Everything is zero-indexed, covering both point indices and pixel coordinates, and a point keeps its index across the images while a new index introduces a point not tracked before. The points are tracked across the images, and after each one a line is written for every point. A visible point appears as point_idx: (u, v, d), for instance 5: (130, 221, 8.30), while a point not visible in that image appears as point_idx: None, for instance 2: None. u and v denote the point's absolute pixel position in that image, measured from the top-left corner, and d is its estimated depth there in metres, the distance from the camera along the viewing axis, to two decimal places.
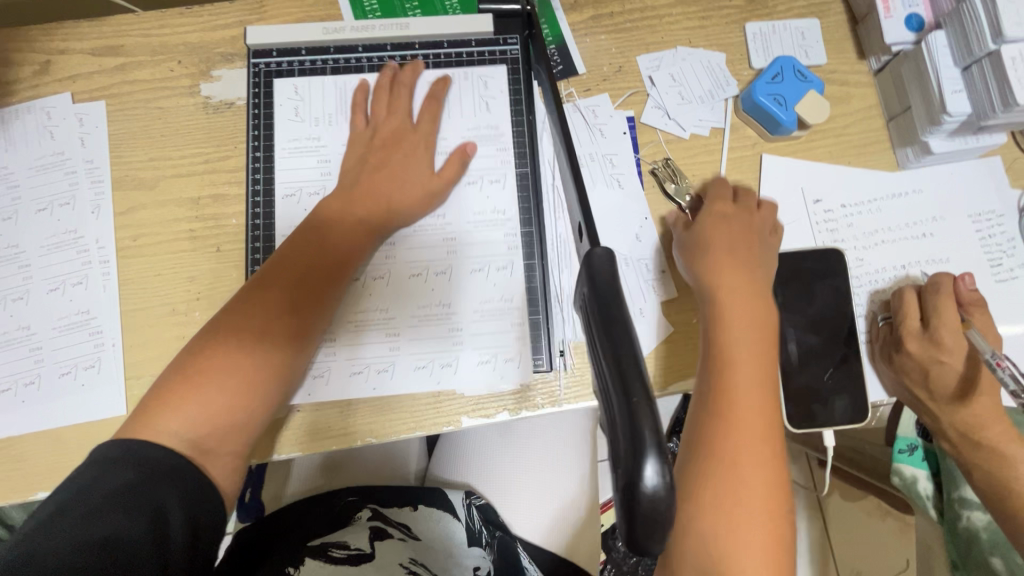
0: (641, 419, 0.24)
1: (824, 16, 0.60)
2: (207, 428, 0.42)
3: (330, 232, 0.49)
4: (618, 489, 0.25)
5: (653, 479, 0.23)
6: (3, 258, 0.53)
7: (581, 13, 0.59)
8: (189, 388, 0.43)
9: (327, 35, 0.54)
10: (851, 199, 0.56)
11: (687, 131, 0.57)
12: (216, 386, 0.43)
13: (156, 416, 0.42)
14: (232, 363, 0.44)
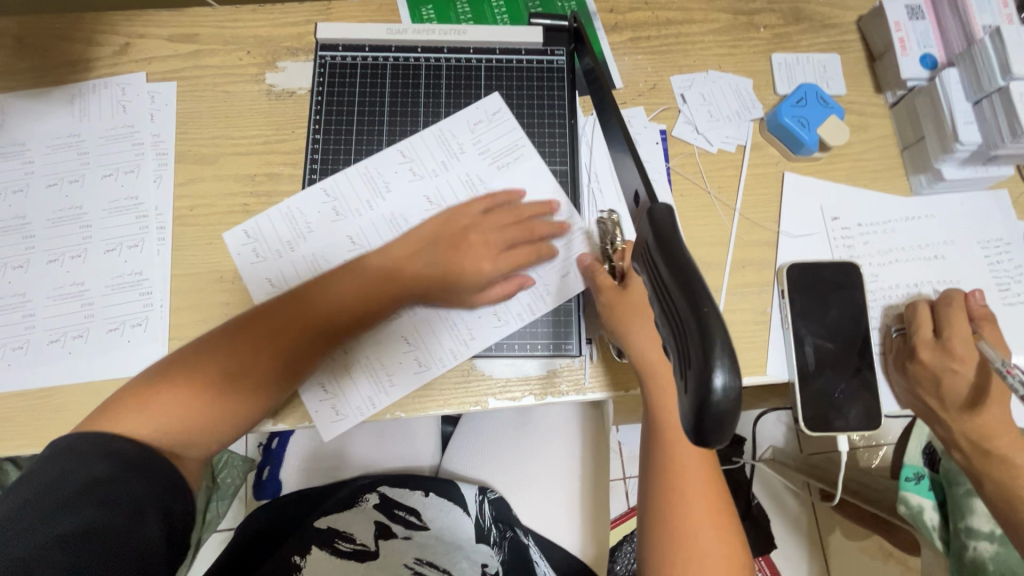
0: (709, 319, 0.21)
1: (844, 52, 0.65)
2: (173, 433, 0.43)
3: (332, 301, 0.49)
4: (680, 402, 0.22)
5: (722, 384, 0.20)
6: (65, 217, 0.56)
7: (621, 34, 0.64)
8: (163, 396, 0.44)
9: (391, 35, 0.59)
10: (867, 218, 0.60)
11: (714, 146, 0.61)
12: (187, 396, 0.44)
13: (126, 415, 0.43)
14: (201, 401, 0.45)
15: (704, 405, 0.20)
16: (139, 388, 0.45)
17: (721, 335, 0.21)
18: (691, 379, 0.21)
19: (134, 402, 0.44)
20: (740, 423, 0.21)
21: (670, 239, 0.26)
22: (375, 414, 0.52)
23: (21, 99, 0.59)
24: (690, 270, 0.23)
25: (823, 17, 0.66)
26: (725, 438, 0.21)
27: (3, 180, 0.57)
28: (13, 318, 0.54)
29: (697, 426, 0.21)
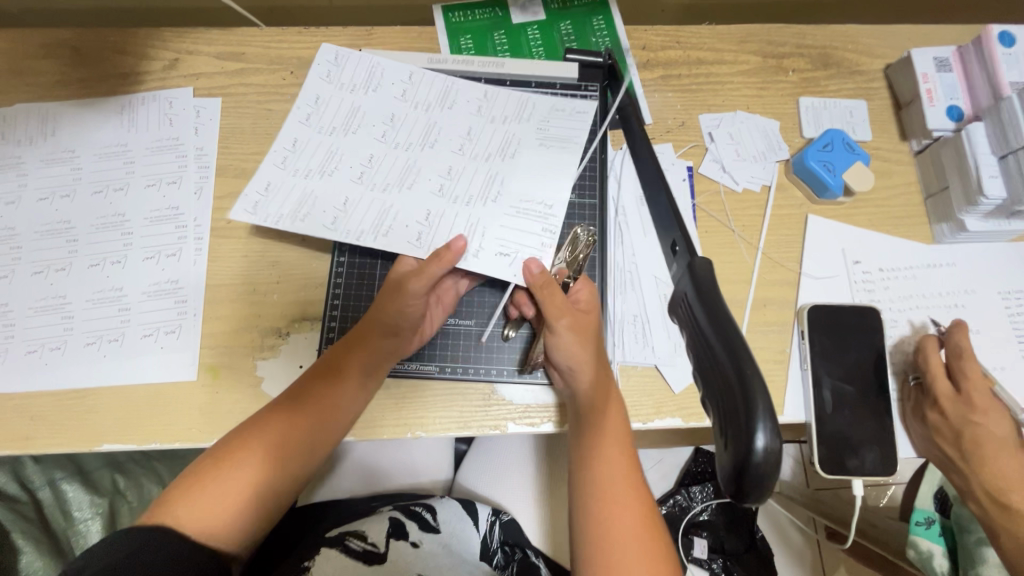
0: (752, 381, 0.22)
1: (871, 99, 0.66)
2: (216, 511, 0.45)
3: (355, 375, 0.51)
4: (721, 457, 0.23)
5: (764, 445, 0.21)
6: (108, 223, 0.58)
7: (652, 72, 0.66)
8: (214, 479, 0.46)
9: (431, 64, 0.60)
10: (888, 264, 0.60)
11: (740, 185, 0.62)
12: (230, 474, 0.47)
13: (178, 503, 0.45)
14: (263, 479, 0.48)
15: (744, 463, 0.21)
16: (186, 482, 0.46)
17: (763, 398, 0.22)
18: (733, 437, 0.22)
19: (187, 492, 0.46)
20: (779, 482, 0.22)
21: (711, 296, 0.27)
22: (397, 431, 0.54)
23: (73, 108, 0.61)
24: (733, 330, 0.25)
25: (851, 64, 0.67)
26: (763, 494, 0.22)
27: (52, 185, 0.59)
28: (53, 319, 0.55)
29: (736, 482, 0.22)
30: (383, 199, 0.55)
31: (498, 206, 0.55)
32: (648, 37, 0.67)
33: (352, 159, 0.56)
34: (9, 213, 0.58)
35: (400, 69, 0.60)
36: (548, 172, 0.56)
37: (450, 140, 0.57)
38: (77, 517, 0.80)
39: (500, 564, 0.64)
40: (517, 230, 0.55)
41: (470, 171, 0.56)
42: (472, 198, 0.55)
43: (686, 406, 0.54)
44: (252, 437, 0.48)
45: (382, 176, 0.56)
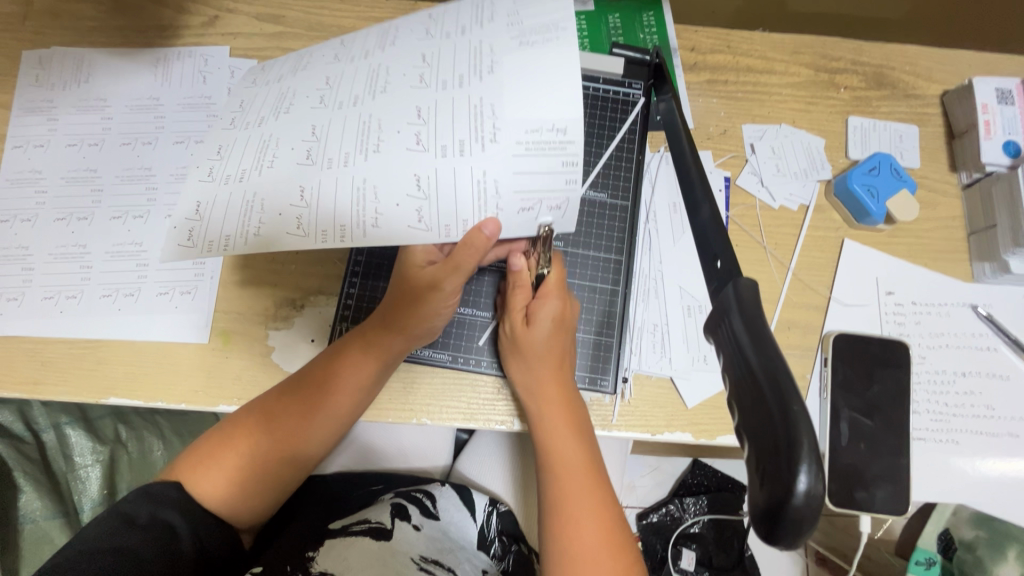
0: (796, 416, 0.21)
1: (923, 125, 0.64)
2: (224, 483, 0.49)
3: (354, 364, 0.50)
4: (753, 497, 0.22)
5: (806, 488, 0.20)
6: (134, 176, 0.57)
7: (698, 74, 0.64)
8: (222, 454, 0.50)
9: None
10: (922, 298, 0.58)
11: (776, 201, 0.60)
12: (234, 450, 0.50)
13: (193, 473, 0.49)
14: (260, 455, 0.50)
15: (781, 505, 0.20)
16: (198, 458, 0.50)
17: (807, 434, 0.20)
18: (770, 475, 0.21)
19: (201, 462, 0.50)
20: (816, 529, 0.20)
21: (750, 313, 0.26)
22: (402, 416, 0.54)
23: (109, 57, 0.61)
24: (775, 358, 0.23)
25: (906, 86, 0.65)
26: (798, 539, 0.20)
27: (80, 132, 0.58)
28: (71, 268, 0.55)
29: (768, 524, 0.20)
30: (357, 172, 0.44)
31: (495, 136, 0.42)
32: (698, 38, 0.65)
33: (293, 142, 0.45)
34: (37, 156, 0.58)
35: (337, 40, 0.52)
36: (546, 76, 0.42)
37: (413, 77, 0.46)
38: (78, 462, 0.81)
39: (498, 554, 0.64)
40: (532, 173, 0.43)
41: (446, 103, 0.43)
42: (459, 139, 0.43)
43: (697, 421, 0.53)
44: (251, 425, 0.50)
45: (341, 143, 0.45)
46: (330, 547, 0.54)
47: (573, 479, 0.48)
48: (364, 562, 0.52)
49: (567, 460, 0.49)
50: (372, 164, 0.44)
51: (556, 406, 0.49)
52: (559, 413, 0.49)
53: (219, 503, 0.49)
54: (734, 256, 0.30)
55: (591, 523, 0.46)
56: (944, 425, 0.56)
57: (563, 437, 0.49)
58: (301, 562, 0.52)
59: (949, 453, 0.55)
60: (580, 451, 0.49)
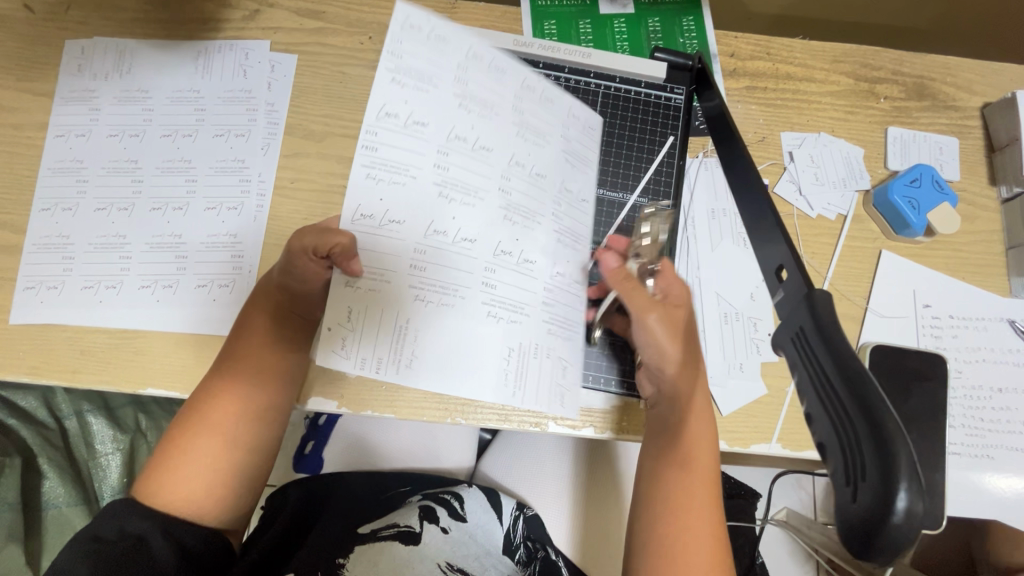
0: (893, 437, 0.24)
1: (964, 138, 0.63)
2: (205, 478, 0.48)
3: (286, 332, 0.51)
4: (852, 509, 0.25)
5: (905, 503, 0.23)
6: (174, 168, 0.58)
7: (738, 81, 0.63)
8: (190, 452, 0.48)
9: (517, 47, 0.56)
10: (959, 312, 0.58)
11: (814, 210, 0.60)
12: (202, 444, 0.48)
13: (163, 486, 0.47)
14: (230, 437, 0.49)
15: (884, 520, 0.24)
16: (159, 470, 0.48)
17: (905, 453, 0.24)
18: (872, 492, 0.24)
19: (165, 471, 0.47)
20: (914, 542, 0.24)
21: (830, 336, 0.29)
22: (437, 416, 0.53)
23: (151, 48, 0.61)
24: (862, 381, 0.26)
25: (946, 97, 0.64)
26: (896, 553, 0.24)
27: (122, 123, 0.59)
28: (112, 258, 0.55)
29: (867, 537, 0.24)
30: (398, 210, 0.48)
31: (524, 292, 0.51)
32: (737, 44, 0.65)
33: (405, 150, 0.49)
34: (79, 146, 0.58)
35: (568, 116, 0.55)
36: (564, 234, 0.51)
37: (517, 193, 0.52)
38: (99, 450, 0.80)
39: (523, 560, 0.63)
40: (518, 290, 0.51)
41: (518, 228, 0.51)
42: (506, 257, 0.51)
43: (732, 430, 0.53)
44: (193, 418, 0.49)
45: (428, 190, 0.49)
46: (359, 553, 0.56)
47: (689, 476, 0.47)
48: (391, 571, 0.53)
49: (687, 454, 0.47)
50: (427, 219, 0.49)
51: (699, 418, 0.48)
52: (702, 425, 0.48)
53: (192, 506, 0.47)
54: (804, 272, 0.34)
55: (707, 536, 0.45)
56: (980, 441, 0.55)
57: (689, 431, 0.47)
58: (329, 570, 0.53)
59: (984, 469, 0.55)
60: (701, 446, 0.47)
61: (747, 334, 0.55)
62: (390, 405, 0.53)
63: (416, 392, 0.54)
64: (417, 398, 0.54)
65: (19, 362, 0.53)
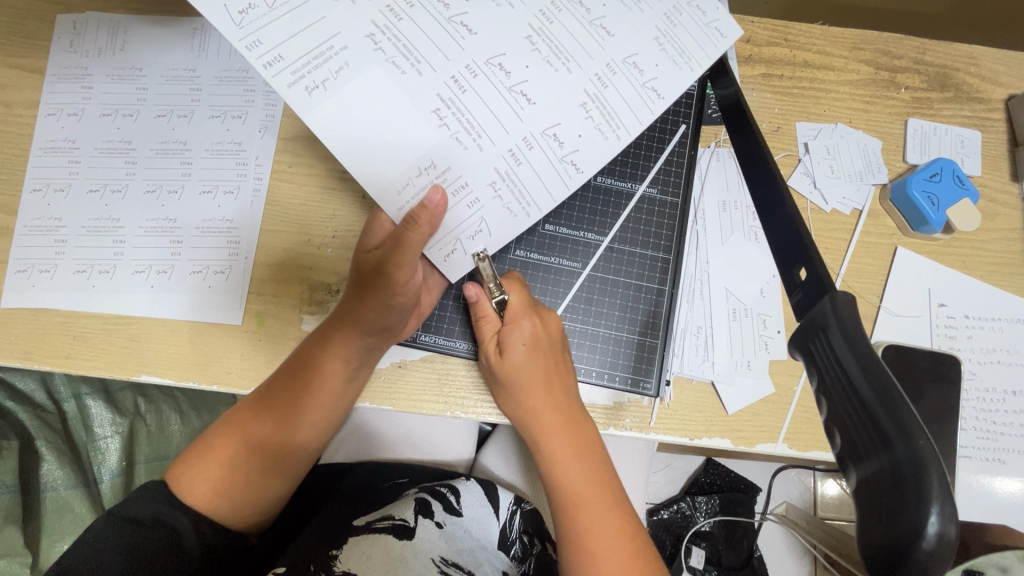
0: (925, 454, 0.24)
1: (986, 131, 0.61)
2: (236, 479, 0.49)
3: (332, 352, 0.49)
4: (872, 533, 0.25)
5: (936, 531, 0.23)
6: (169, 150, 0.56)
7: (753, 68, 0.61)
8: (221, 453, 0.50)
9: None
10: (975, 312, 0.56)
11: (829, 204, 0.58)
12: (237, 447, 0.50)
13: (191, 481, 0.49)
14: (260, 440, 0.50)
15: (914, 547, 0.23)
16: (191, 459, 0.50)
17: (938, 477, 0.23)
18: (901, 518, 0.24)
19: (196, 470, 0.49)
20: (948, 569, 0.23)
21: (855, 346, 0.28)
22: (436, 409, 0.52)
23: (145, 24, 0.58)
24: (890, 398, 0.26)
25: (970, 88, 0.62)
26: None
27: (115, 102, 0.57)
28: (105, 242, 0.54)
29: (895, 565, 0.24)
30: (376, 70, 0.42)
31: (479, 167, 0.44)
32: (754, 29, 0.62)
33: (429, 39, 0.43)
34: (71, 125, 0.56)
35: (646, 92, 0.45)
36: (562, 147, 0.44)
37: (511, 143, 0.44)
38: (98, 433, 0.79)
39: (518, 556, 0.62)
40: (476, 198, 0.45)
41: (496, 156, 0.44)
42: (459, 147, 0.43)
43: (737, 429, 0.51)
44: (236, 423, 0.51)
45: (428, 86, 0.43)
46: (353, 544, 0.54)
47: (579, 483, 0.48)
48: (384, 564, 0.52)
49: (568, 466, 0.48)
50: (401, 92, 0.42)
51: (554, 430, 0.49)
52: (562, 432, 0.49)
53: (213, 501, 0.49)
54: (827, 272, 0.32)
55: (610, 535, 0.46)
56: (991, 444, 0.54)
57: (567, 442, 0.48)
58: (324, 561, 0.52)
59: (992, 472, 0.54)
60: (579, 458, 0.48)
61: (756, 331, 0.53)
62: (389, 397, 0.53)
63: (415, 384, 0.53)
64: (416, 389, 0.53)
65: (12, 346, 0.52)
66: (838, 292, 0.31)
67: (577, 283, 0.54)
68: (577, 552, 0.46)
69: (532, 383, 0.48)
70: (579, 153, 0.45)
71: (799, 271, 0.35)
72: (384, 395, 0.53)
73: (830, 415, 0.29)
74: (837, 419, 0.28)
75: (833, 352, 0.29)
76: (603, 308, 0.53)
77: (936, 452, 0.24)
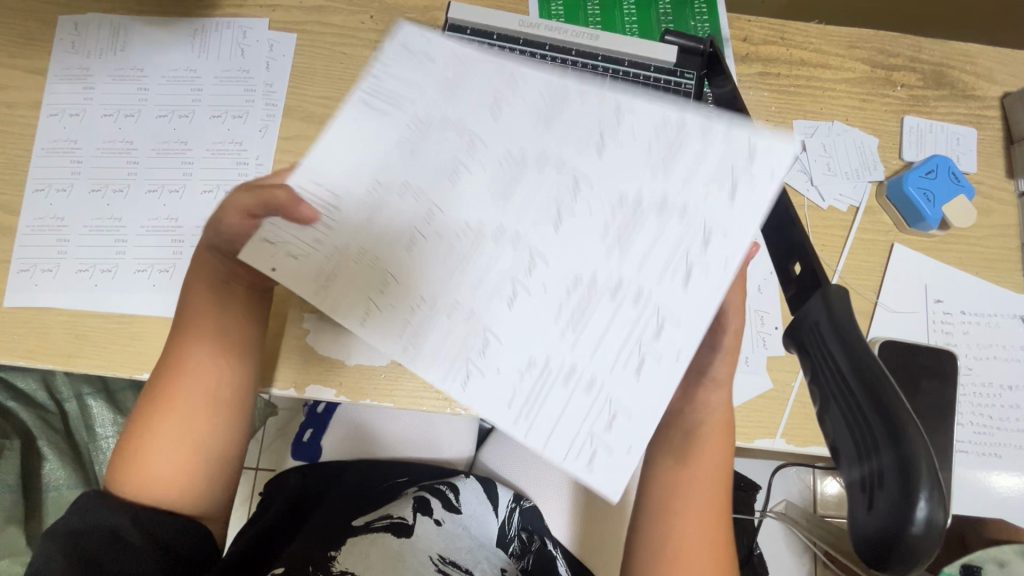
0: (913, 442, 0.24)
1: (982, 128, 0.61)
2: (185, 469, 0.44)
3: (240, 309, 0.47)
4: (859, 519, 0.25)
5: (924, 516, 0.23)
6: (170, 150, 0.56)
7: (750, 66, 0.62)
8: (158, 446, 0.44)
9: (550, 33, 0.56)
10: (972, 307, 0.57)
11: (826, 201, 0.58)
12: (173, 436, 0.44)
13: (136, 479, 0.44)
14: (196, 424, 0.45)
15: (904, 533, 0.23)
16: (124, 456, 0.44)
17: (926, 464, 0.24)
18: (891, 504, 0.24)
19: (132, 469, 0.44)
20: (932, 551, 0.24)
21: (846, 336, 0.29)
22: (436, 406, 0.53)
23: (146, 25, 0.59)
24: (881, 387, 0.26)
25: (965, 86, 0.62)
26: (911, 566, 0.24)
27: (116, 102, 0.57)
28: (107, 241, 0.54)
29: (884, 550, 0.24)
30: (399, 135, 0.37)
31: (475, 262, 0.35)
32: (751, 28, 0.62)
33: (418, 96, 0.37)
34: (73, 126, 0.57)
35: (684, 244, 0.34)
36: (572, 254, 0.35)
37: (509, 254, 0.35)
38: (99, 433, 0.79)
39: (516, 553, 0.62)
40: (465, 287, 0.35)
41: (482, 257, 0.35)
42: (448, 228, 0.35)
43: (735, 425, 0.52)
44: (161, 411, 0.45)
45: (445, 156, 0.36)
46: (352, 544, 0.54)
47: (703, 479, 0.44)
48: (381, 563, 0.52)
49: (699, 460, 0.44)
50: (410, 171, 0.36)
51: (717, 429, 0.44)
52: (714, 429, 0.44)
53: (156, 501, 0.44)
54: (819, 265, 0.33)
55: (711, 534, 0.43)
56: (988, 438, 0.54)
57: (712, 436, 0.44)
58: (323, 562, 0.52)
59: (990, 467, 0.54)
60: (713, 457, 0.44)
61: (753, 328, 0.53)
62: (390, 394, 0.53)
63: (416, 381, 0.53)
64: (417, 386, 0.53)
65: (14, 345, 0.52)
66: (828, 286, 0.32)
67: None
68: (677, 546, 0.43)
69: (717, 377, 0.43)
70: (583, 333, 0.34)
71: (795, 266, 0.36)
72: (385, 393, 0.53)
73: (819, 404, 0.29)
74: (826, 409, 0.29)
75: (824, 344, 0.30)
76: None
77: (924, 440, 0.25)
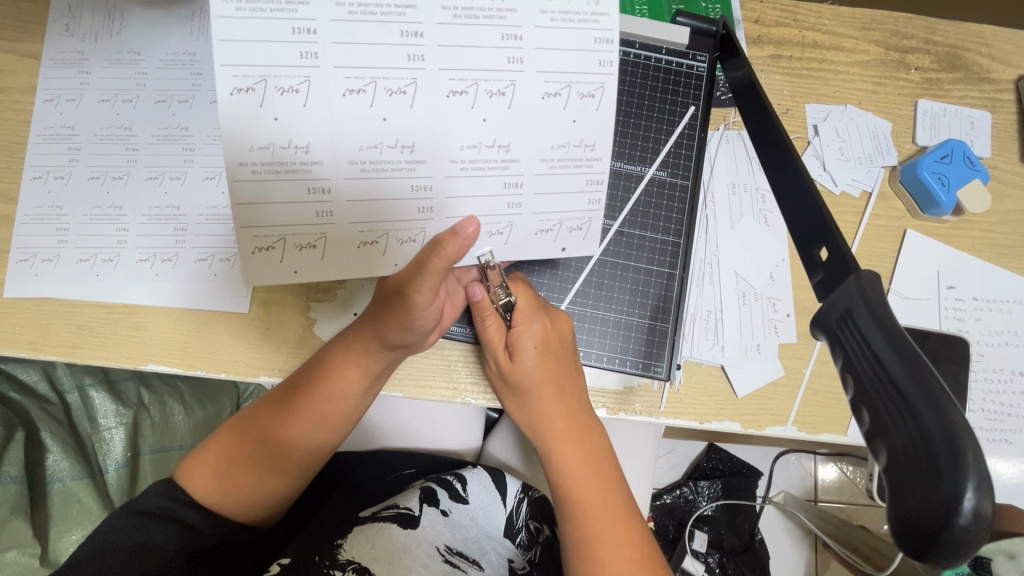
0: (960, 433, 0.24)
1: (996, 112, 0.60)
2: (230, 483, 0.48)
3: (349, 368, 0.48)
4: (901, 510, 0.25)
5: (972, 507, 0.23)
6: (170, 136, 0.55)
7: (762, 48, 0.60)
8: (224, 453, 0.49)
9: None
10: (984, 294, 0.56)
11: (838, 186, 0.57)
12: (236, 449, 0.49)
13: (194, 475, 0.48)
14: (256, 442, 0.48)
15: (953, 524, 0.23)
16: (200, 455, 0.49)
17: (972, 454, 0.24)
18: (934, 494, 0.24)
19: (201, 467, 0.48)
20: (977, 542, 0.24)
21: (882, 322, 0.28)
22: (446, 396, 0.52)
23: (142, 7, 0.57)
24: (922, 373, 0.26)
25: (980, 69, 0.61)
26: (956, 555, 0.24)
27: (114, 87, 0.56)
28: (108, 230, 0.53)
29: (930, 539, 0.24)
30: (389, 36, 0.38)
31: (425, 134, 0.39)
32: (763, 9, 0.61)
33: None
34: (69, 111, 0.55)
35: (496, 124, 0.40)
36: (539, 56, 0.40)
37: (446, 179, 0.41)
38: (102, 424, 0.78)
39: (523, 543, 0.61)
40: (401, 146, 0.39)
41: (390, 179, 0.40)
42: (388, 151, 0.39)
43: (746, 412, 0.52)
44: (242, 425, 0.50)
45: (435, 80, 0.39)
46: (358, 532, 0.54)
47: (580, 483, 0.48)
48: (387, 554, 0.51)
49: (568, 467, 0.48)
50: (353, 99, 0.38)
51: (568, 435, 0.49)
52: (572, 441, 0.49)
53: (215, 499, 0.47)
54: (846, 252, 0.32)
55: (617, 536, 0.45)
56: (998, 425, 0.54)
57: (569, 439, 0.49)
58: (330, 550, 0.51)
59: (997, 452, 0.54)
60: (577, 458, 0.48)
61: (766, 316, 0.53)
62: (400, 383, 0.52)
63: (425, 371, 0.52)
64: (427, 375, 0.52)
65: (17, 336, 0.51)
66: (861, 271, 0.31)
67: (587, 268, 0.53)
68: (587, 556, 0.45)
69: (543, 393, 0.48)
70: (533, 136, 0.41)
71: (819, 252, 0.35)
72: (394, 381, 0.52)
73: (854, 393, 0.28)
74: (863, 396, 0.28)
75: (859, 332, 0.29)
76: (613, 293, 0.53)
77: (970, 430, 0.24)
